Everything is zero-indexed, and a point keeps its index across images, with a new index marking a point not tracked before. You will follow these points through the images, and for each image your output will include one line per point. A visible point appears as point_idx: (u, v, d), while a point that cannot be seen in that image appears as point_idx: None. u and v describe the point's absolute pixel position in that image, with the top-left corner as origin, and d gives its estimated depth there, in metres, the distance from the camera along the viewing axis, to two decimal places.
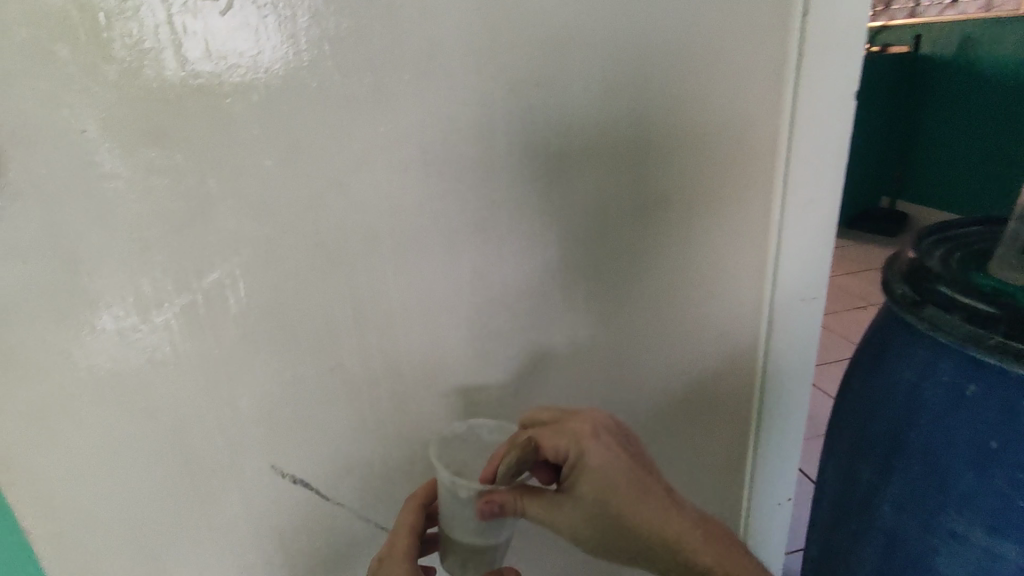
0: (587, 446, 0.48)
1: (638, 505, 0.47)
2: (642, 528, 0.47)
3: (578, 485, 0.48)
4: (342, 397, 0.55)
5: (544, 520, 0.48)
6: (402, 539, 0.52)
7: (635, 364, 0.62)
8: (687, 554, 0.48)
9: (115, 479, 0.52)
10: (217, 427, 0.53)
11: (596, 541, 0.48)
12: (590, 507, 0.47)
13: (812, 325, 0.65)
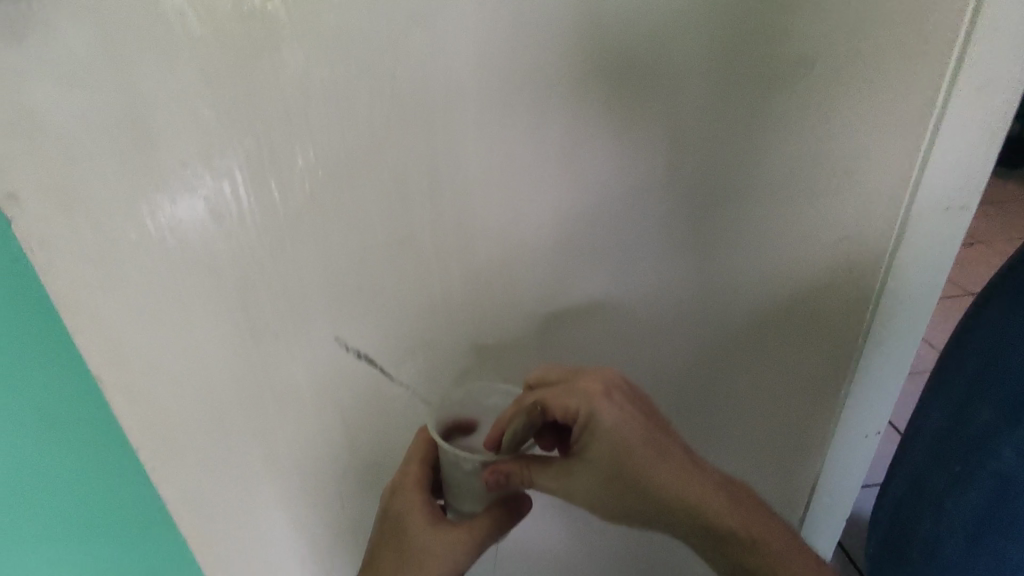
0: (599, 404, 0.46)
1: (658, 464, 0.45)
2: (662, 490, 0.45)
3: (591, 448, 0.46)
4: (412, 271, 0.51)
5: (558, 487, 0.46)
6: (412, 470, 0.53)
7: (733, 269, 0.54)
8: (712, 517, 0.45)
9: (179, 333, 0.51)
10: (281, 291, 0.50)
11: (612, 504, 0.46)
12: (604, 465, 0.46)
13: (948, 244, 0.52)
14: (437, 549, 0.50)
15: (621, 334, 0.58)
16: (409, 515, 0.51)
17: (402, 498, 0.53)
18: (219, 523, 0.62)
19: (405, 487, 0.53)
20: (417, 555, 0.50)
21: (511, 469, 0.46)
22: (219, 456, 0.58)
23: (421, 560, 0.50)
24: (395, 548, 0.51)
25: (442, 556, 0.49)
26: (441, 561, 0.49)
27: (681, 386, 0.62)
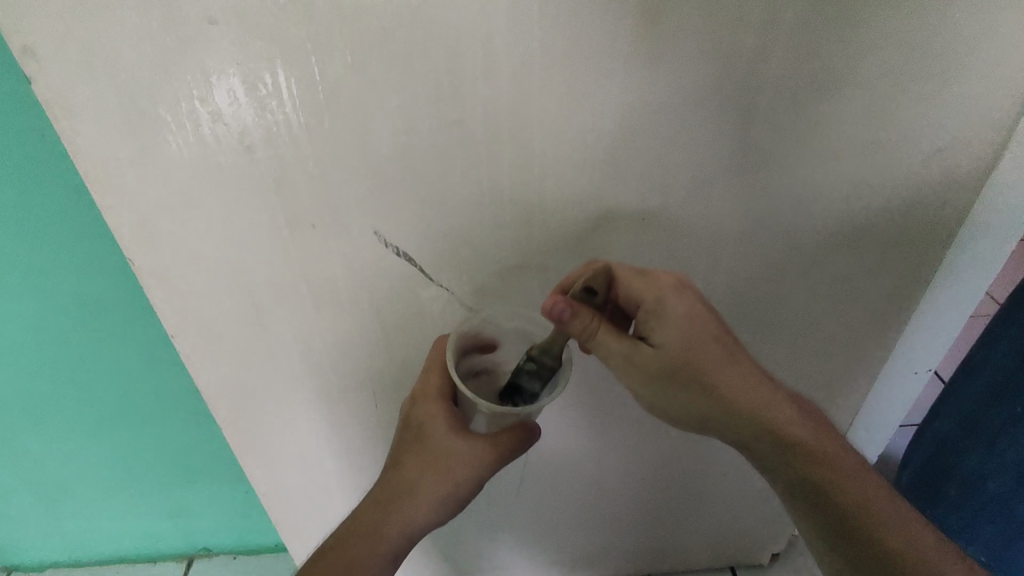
0: (675, 297, 0.48)
1: (723, 364, 0.48)
2: (726, 388, 0.48)
3: (658, 334, 0.48)
4: (461, 163, 0.47)
5: (619, 354, 0.47)
6: (435, 378, 0.54)
7: (809, 178, 0.51)
8: (771, 421, 0.49)
9: (212, 219, 0.48)
10: (321, 177, 0.46)
11: (676, 394, 0.49)
12: (675, 353, 0.48)
13: None
14: (461, 454, 0.51)
15: (677, 242, 0.55)
16: (432, 420, 0.52)
17: (423, 405, 0.53)
18: (254, 415, 0.63)
19: (426, 394, 0.53)
20: (440, 458, 0.51)
21: (582, 313, 0.45)
22: (255, 349, 0.57)
23: (444, 464, 0.51)
24: (417, 450, 0.52)
25: (467, 460, 0.51)
26: (467, 466, 0.51)
27: (732, 299, 0.60)
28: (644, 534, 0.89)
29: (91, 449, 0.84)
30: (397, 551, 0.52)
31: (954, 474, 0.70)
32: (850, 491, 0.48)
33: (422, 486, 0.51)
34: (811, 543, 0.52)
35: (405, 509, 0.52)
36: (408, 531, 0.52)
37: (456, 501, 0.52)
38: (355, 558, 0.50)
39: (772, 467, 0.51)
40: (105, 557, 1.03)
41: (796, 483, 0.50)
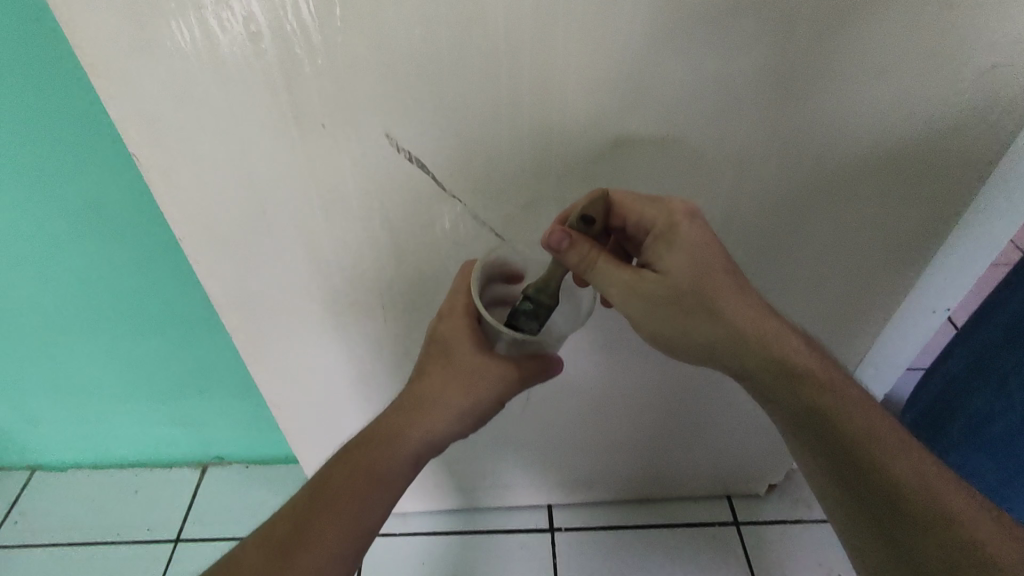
0: (684, 222, 0.48)
1: (732, 291, 0.48)
2: (733, 316, 0.47)
3: (664, 260, 0.48)
4: (478, 61, 0.44)
5: (621, 283, 0.47)
6: (461, 298, 0.54)
7: (850, 95, 0.49)
8: (776, 349, 0.48)
9: (218, 113, 0.46)
10: (331, 71, 0.44)
11: (682, 322, 0.48)
12: (680, 279, 0.47)
13: None
14: (486, 374, 0.54)
15: (702, 161, 0.52)
16: (457, 341, 0.54)
17: (450, 324, 0.54)
18: (264, 323, 0.63)
19: (453, 314, 0.54)
20: (465, 376, 0.54)
21: (580, 243, 0.46)
22: (264, 255, 0.56)
23: (469, 382, 0.54)
24: (443, 366, 0.54)
25: (492, 379, 0.54)
26: (491, 385, 0.54)
27: (754, 226, 0.58)
28: (645, 459, 0.91)
29: (110, 354, 0.87)
30: (419, 456, 0.55)
31: (960, 413, 0.70)
32: (855, 418, 0.47)
33: (446, 399, 0.54)
34: (813, 478, 0.51)
35: (426, 418, 0.54)
36: (428, 440, 0.54)
37: (477, 417, 0.56)
38: (376, 461, 0.53)
39: (776, 398, 0.49)
40: (125, 461, 1.07)
41: (801, 413, 0.48)
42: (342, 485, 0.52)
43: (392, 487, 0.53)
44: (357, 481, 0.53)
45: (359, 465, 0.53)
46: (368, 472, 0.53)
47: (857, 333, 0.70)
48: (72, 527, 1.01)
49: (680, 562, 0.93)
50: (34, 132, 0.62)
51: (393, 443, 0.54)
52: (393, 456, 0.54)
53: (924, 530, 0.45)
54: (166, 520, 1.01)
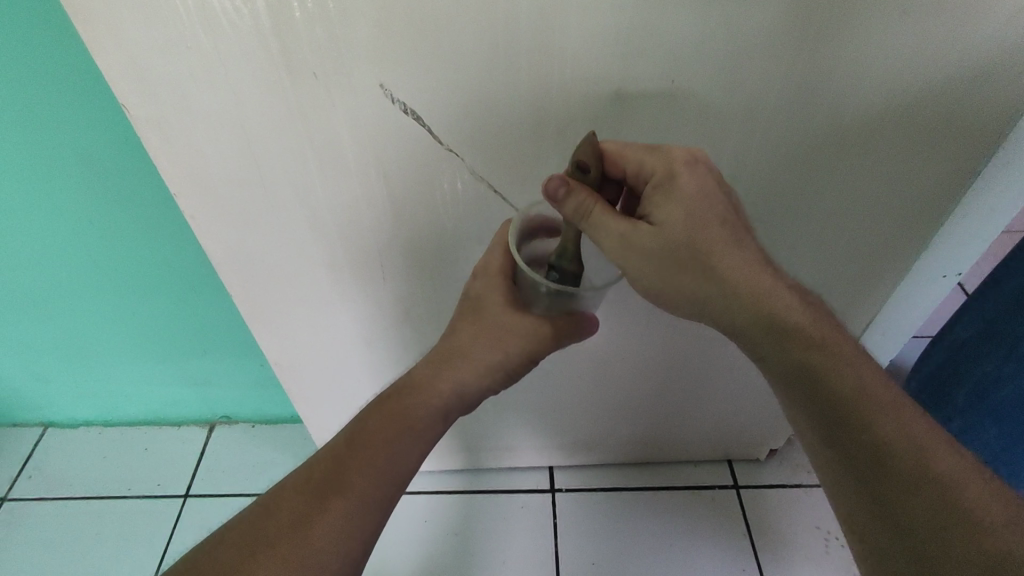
0: (683, 171, 0.46)
1: (726, 246, 0.46)
2: (727, 270, 0.46)
3: (659, 211, 0.47)
4: (474, 6, 0.42)
5: (615, 234, 0.46)
6: (498, 256, 0.55)
7: (867, 44, 0.46)
8: (769, 305, 0.47)
9: (206, 59, 0.44)
10: (320, 14, 0.42)
11: (674, 274, 0.47)
12: (675, 230, 0.46)
13: None
14: (517, 329, 0.55)
15: (708, 116, 0.50)
16: (491, 296, 0.55)
17: (485, 281, 0.55)
18: (264, 281, 0.63)
19: (488, 272, 0.55)
20: (497, 331, 0.55)
21: (577, 190, 0.45)
22: (260, 212, 0.55)
23: (500, 337, 0.55)
24: (475, 322, 0.56)
25: (523, 334, 0.55)
26: (521, 340, 0.55)
27: (761, 184, 0.56)
28: (644, 423, 0.91)
29: (114, 314, 0.88)
30: (448, 407, 0.56)
31: (965, 378, 0.69)
32: (847, 378, 0.46)
33: (476, 352, 0.56)
34: (802, 435, 0.50)
35: (456, 370, 0.56)
36: (459, 391, 0.56)
37: (506, 371, 0.57)
38: (410, 407, 0.55)
39: (766, 355, 0.48)
40: (134, 419, 1.09)
41: (793, 370, 0.47)
42: (379, 430, 0.54)
43: (414, 438, 0.55)
44: (393, 428, 0.54)
45: (394, 413, 0.55)
46: (403, 419, 0.55)
47: (862, 294, 0.69)
48: (85, 482, 1.03)
49: (680, 523, 0.94)
50: (16, 87, 0.61)
51: (424, 392, 0.56)
52: (423, 405, 0.55)
53: (907, 490, 0.44)
54: (175, 476, 1.04)
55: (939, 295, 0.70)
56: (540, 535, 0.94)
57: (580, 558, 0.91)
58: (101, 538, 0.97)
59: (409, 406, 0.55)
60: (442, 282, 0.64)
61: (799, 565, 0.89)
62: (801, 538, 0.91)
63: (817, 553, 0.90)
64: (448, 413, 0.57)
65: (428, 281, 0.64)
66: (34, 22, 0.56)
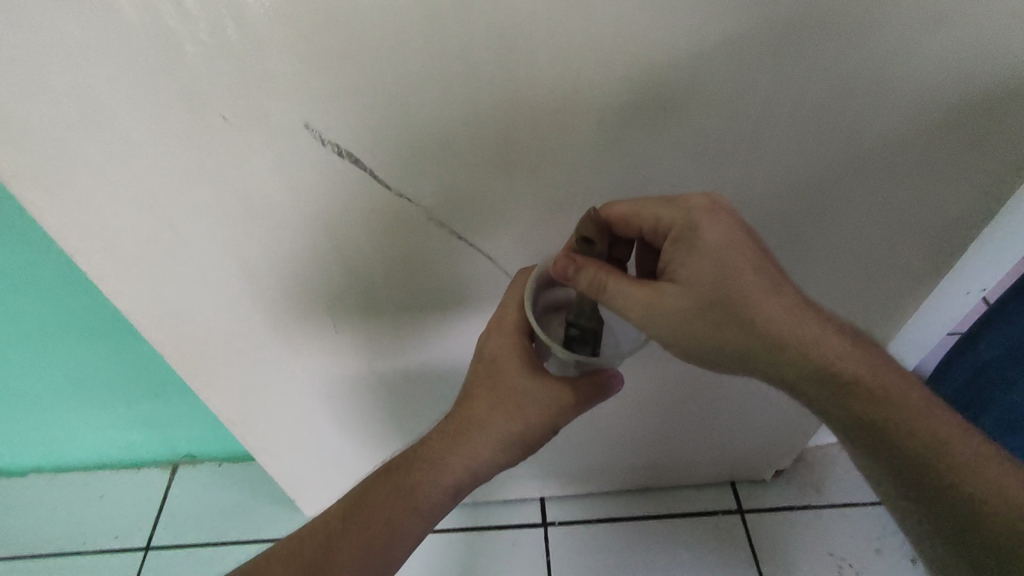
0: (704, 221, 0.42)
1: (763, 298, 0.42)
2: (766, 325, 0.42)
3: (684, 268, 0.43)
4: (410, 25, 0.34)
5: (638, 302, 0.43)
6: (512, 311, 0.50)
7: (890, 53, 0.39)
8: (816, 363, 0.42)
9: (88, 100, 0.36)
10: (220, 43, 0.33)
11: (714, 334, 0.43)
12: (704, 289, 0.42)
13: None
14: (537, 395, 0.51)
15: (706, 140, 0.42)
16: (505, 360, 0.51)
17: (498, 340, 0.51)
18: (201, 340, 0.54)
19: (502, 326, 0.50)
20: (515, 400, 0.51)
21: (586, 266, 0.42)
22: (184, 268, 0.47)
23: (518, 405, 0.51)
24: (491, 388, 0.52)
25: (544, 401, 0.51)
26: (542, 407, 0.51)
27: (768, 212, 0.49)
28: (639, 451, 0.85)
29: (53, 357, 0.80)
30: (459, 484, 0.53)
31: (994, 404, 0.66)
32: (921, 425, 0.44)
33: (491, 424, 0.52)
34: (876, 487, 0.49)
35: (471, 444, 0.52)
36: (472, 467, 0.52)
37: (525, 442, 0.53)
38: (420, 482, 0.52)
39: (827, 413, 0.45)
40: (87, 464, 1.01)
41: (858, 426, 0.44)
42: (380, 508, 0.52)
43: (415, 518, 0.52)
44: (393, 502, 0.52)
45: (400, 486, 0.52)
46: (408, 496, 0.52)
47: (879, 322, 0.62)
48: (35, 537, 0.95)
49: (682, 555, 0.88)
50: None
51: (435, 466, 0.52)
52: (435, 482, 0.52)
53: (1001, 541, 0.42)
54: (134, 525, 0.95)
55: (961, 310, 0.67)
56: (531, 575, 0.87)
57: None
58: None
59: (417, 482, 0.52)
60: (407, 331, 0.56)
61: None
62: (811, 565, 0.85)
63: None
64: (461, 489, 0.53)
65: (391, 330, 0.56)
66: None
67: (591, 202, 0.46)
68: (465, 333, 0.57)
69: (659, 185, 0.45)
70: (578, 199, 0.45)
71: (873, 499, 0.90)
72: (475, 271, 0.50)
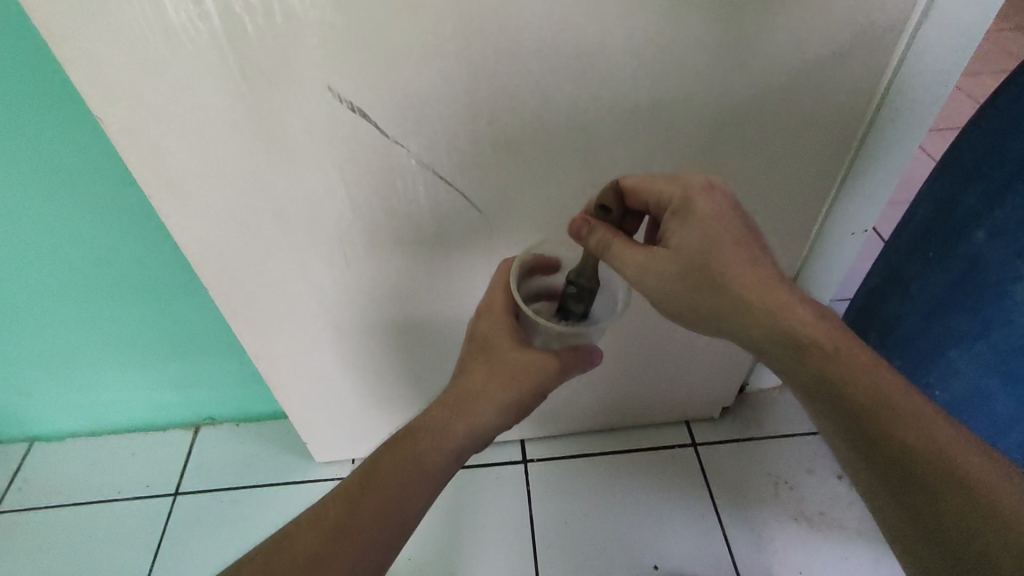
0: (697, 197, 0.53)
1: (738, 266, 0.52)
2: (743, 288, 0.52)
3: (675, 235, 0.54)
4: (400, 12, 0.48)
5: (634, 261, 0.54)
6: (500, 294, 0.63)
7: (750, 30, 0.54)
8: (784, 318, 0.52)
9: (169, 71, 0.50)
10: (269, 26, 0.48)
11: (691, 293, 0.53)
12: (691, 255, 0.53)
13: (969, 16, 0.58)
14: (528, 365, 0.60)
15: (621, 100, 0.57)
16: (496, 335, 0.62)
17: (490, 319, 0.63)
18: (237, 276, 0.68)
19: (493, 310, 0.63)
20: (511, 370, 0.60)
21: (598, 227, 0.55)
22: (227, 207, 0.61)
23: (512, 374, 0.60)
24: (485, 361, 0.62)
25: (534, 370, 0.60)
26: (532, 376, 0.60)
27: (676, 158, 0.63)
28: (604, 392, 0.98)
29: (97, 322, 0.92)
30: (461, 448, 0.61)
31: (875, 320, 0.75)
32: (868, 387, 0.51)
33: (489, 393, 0.61)
34: (841, 455, 0.54)
35: (471, 413, 0.61)
36: (473, 431, 0.61)
37: (518, 407, 0.62)
38: (425, 449, 0.60)
39: (787, 368, 0.53)
40: (119, 427, 1.13)
41: (812, 381, 0.53)
42: (390, 475, 0.59)
43: (421, 481, 0.60)
44: (405, 472, 0.60)
45: (407, 455, 0.60)
46: (416, 463, 0.60)
47: (781, 253, 0.77)
48: (75, 489, 1.07)
49: (644, 481, 1.01)
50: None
51: (439, 435, 0.61)
52: (437, 449, 0.60)
53: (940, 495, 0.48)
54: (164, 476, 1.08)
55: (834, 283, 0.87)
56: (514, 503, 1.00)
57: (554, 523, 0.97)
58: (94, 540, 1.02)
59: (422, 450, 0.60)
60: (400, 266, 0.70)
61: (753, 509, 0.97)
62: (754, 485, 0.99)
63: (770, 497, 0.98)
64: (461, 453, 0.62)
65: (387, 265, 0.70)
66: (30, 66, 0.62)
67: (537, 149, 0.60)
68: (446, 267, 0.71)
69: (589, 135, 0.60)
70: (528, 147, 0.60)
71: (805, 430, 1.05)
72: (453, 209, 0.64)
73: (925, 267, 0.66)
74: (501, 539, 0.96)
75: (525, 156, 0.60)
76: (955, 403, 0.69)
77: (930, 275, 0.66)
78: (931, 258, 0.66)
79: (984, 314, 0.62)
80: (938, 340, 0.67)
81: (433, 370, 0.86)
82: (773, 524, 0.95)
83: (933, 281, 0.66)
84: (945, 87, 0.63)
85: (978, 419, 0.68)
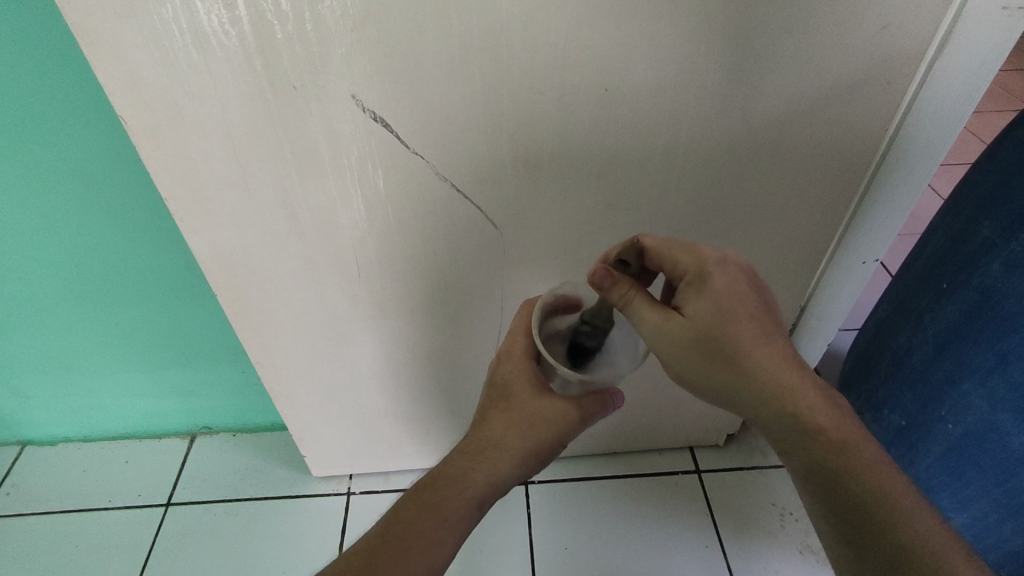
0: (714, 268, 0.51)
1: (753, 342, 0.50)
2: (753, 365, 0.50)
3: (691, 305, 0.51)
4: (430, 27, 0.49)
5: (651, 321, 0.51)
6: (521, 339, 0.61)
7: (772, 57, 0.54)
8: (796, 405, 0.51)
9: (197, 73, 0.50)
10: (298, 35, 0.48)
11: (702, 362, 0.51)
12: (704, 325, 0.50)
13: (981, 75, 0.59)
14: (547, 416, 0.59)
15: (641, 122, 0.57)
16: (516, 383, 0.60)
17: (510, 366, 0.61)
18: (247, 281, 0.68)
19: (511, 356, 0.61)
20: (529, 419, 0.59)
21: (620, 281, 0.52)
22: (241, 211, 0.60)
23: (531, 424, 0.59)
24: (504, 409, 0.60)
25: (554, 419, 0.59)
26: (553, 426, 0.59)
27: (693, 182, 0.63)
28: (609, 416, 0.96)
29: (101, 326, 0.91)
30: (481, 498, 0.59)
31: (888, 349, 0.76)
32: (857, 476, 0.50)
33: (509, 443, 0.59)
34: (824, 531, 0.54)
35: (491, 460, 0.59)
36: (493, 480, 0.59)
37: (536, 457, 0.60)
38: (446, 499, 0.58)
39: (793, 449, 0.52)
40: (113, 433, 1.11)
41: (815, 467, 0.51)
42: (411, 522, 0.58)
43: (446, 530, 0.57)
44: (429, 519, 0.58)
45: (427, 503, 0.58)
46: (438, 510, 0.58)
47: (791, 278, 0.77)
48: (65, 496, 1.05)
49: (646, 507, 0.99)
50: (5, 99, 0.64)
51: (459, 483, 0.59)
52: (457, 497, 0.59)
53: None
54: (157, 485, 1.06)
55: (831, 333, 0.88)
56: (513, 525, 0.97)
57: (556, 543, 0.95)
58: (83, 549, 0.99)
59: (444, 499, 0.58)
60: (411, 278, 0.69)
61: (759, 540, 0.95)
62: (758, 515, 0.98)
63: (774, 528, 0.96)
64: (482, 503, 0.60)
65: (399, 277, 0.69)
66: (63, 96, 0.64)
67: (555, 167, 0.60)
68: (458, 282, 0.71)
69: (607, 155, 0.60)
70: (547, 163, 0.60)
71: None
72: (470, 223, 0.64)
73: (941, 297, 0.66)
74: (503, 562, 0.94)
75: (544, 173, 0.61)
76: (968, 439, 0.67)
77: (943, 306, 0.66)
78: (943, 289, 0.66)
79: (1000, 347, 0.61)
80: (951, 371, 0.67)
81: (438, 383, 0.85)
82: (777, 556, 0.93)
83: (947, 310, 0.66)
84: (955, 137, 0.64)
85: (994, 455, 0.66)
